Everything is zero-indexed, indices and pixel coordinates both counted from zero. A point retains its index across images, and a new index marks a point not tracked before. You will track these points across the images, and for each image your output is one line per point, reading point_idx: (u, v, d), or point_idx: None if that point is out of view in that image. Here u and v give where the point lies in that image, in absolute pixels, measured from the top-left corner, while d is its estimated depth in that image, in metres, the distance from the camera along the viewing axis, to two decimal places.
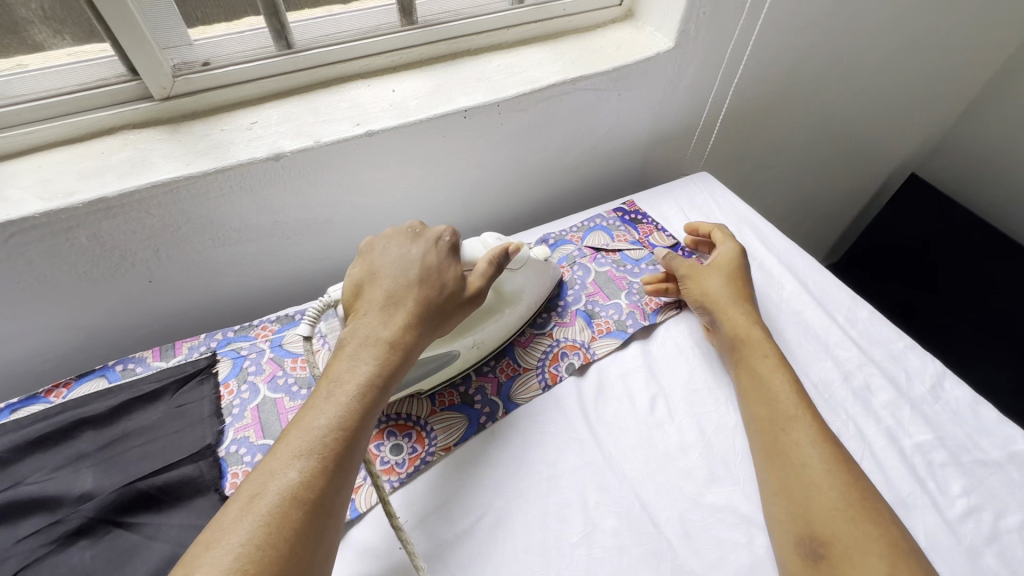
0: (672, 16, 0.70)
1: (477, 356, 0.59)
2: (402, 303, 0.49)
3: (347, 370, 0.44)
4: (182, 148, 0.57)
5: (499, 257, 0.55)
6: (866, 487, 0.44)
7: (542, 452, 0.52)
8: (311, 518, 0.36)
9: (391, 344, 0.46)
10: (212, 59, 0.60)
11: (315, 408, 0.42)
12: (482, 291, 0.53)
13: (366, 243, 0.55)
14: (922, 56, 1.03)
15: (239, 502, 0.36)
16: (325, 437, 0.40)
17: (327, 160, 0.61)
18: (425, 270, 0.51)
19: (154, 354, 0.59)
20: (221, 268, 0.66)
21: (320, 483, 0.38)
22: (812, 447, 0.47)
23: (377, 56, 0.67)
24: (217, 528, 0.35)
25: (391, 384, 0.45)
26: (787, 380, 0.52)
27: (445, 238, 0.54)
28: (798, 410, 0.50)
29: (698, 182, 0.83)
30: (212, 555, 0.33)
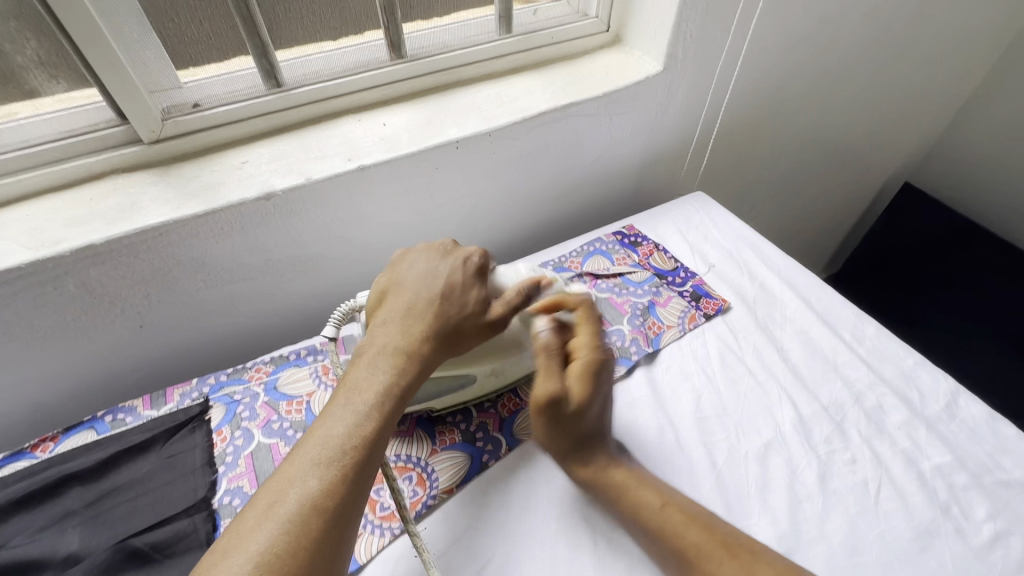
0: (659, 40, 0.71)
1: (496, 383, 0.57)
2: (425, 316, 0.48)
3: (364, 379, 0.43)
4: (172, 190, 0.57)
5: (527, 287, 0.52)
6: None
7: (549, 492, 0.50)
8: (329, 530, 0.36)
9: (410, 355, 0.46)
10: (203, 100, 0.60)
11: (332, 417, 0.41)
12: (507, 318, 0.50)
13: (398, 254, 0.55)
14: (907, 68, 1.04)
15: (258, 510, 0.36)
16: (343, 446, 0.39)
17: (319, 197, 0.60)
18: (451, 284, 0.50)
19: (145, 402, 0.57)
20: (213, 309, 0.64)
21: (338, 493, 0.37)
22: (732, 529, 0.43)
23: (367, 91, 0.67)
24: (236, 535, 0.35)
25: (409, 395, 0.45)
26: (673, 483, 0.46)
27: (474, 259, 0.52)
28: (705, 512, 0.44)
29: (694, 202, 0.83)
30: (229, 562, 0.33)
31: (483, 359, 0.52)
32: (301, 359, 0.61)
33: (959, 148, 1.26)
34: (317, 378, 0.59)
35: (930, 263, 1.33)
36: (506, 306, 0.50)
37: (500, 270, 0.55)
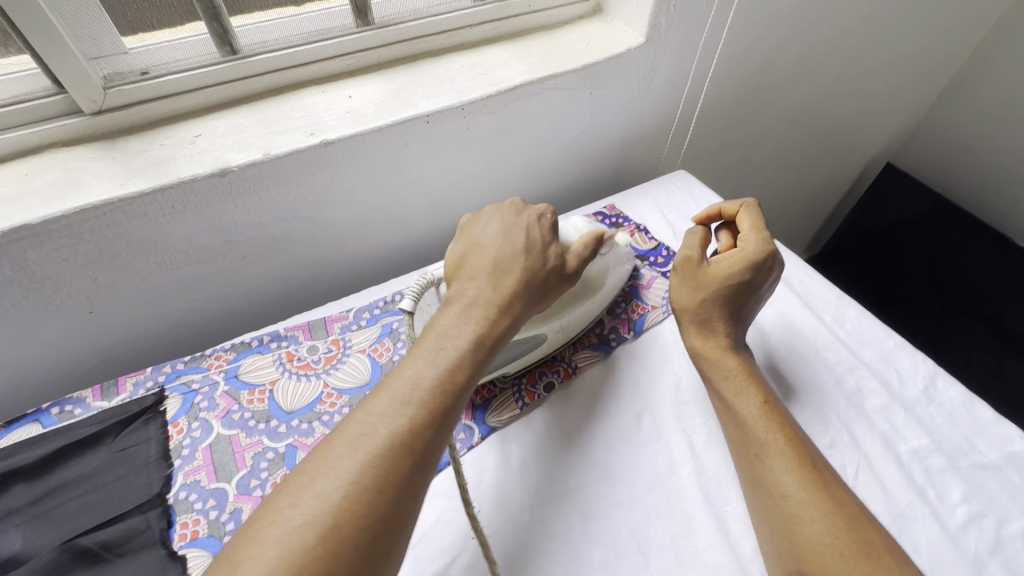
0: (641, 9, 0.67)
1: (560, 340, 0.57)
2: (509, 271, 0.47)
3: (455, 323, 0.43)
4: (117, 166, 0.52)
5: (591, 241, 0.54)
6: (851, 514, 0.40)
7: (523, 481, 0.49)
8: (415, 468, 0.35)
9: (499, 306, 0.45)
10: (152, 68, 0.55)
11: (419, 358, 0.40)
12: (577, 272, 0.52)
13: (468, 216, 0.53)
14: (894, 44, 1.02)
15: (345, 438, 0.35)
16: (432, 390, 0.38)
17: (278, 174, 0.56)
18: (532, 243, 0.49)
19: (95, 393, 0.53)
20: (170, 293, 0.61)
21: (426, 434, 0.36)
22: (788, 475, 0.43)
23: (332, 60, 0.63)
24: (325, 461, 0.34)
25: (497, 346, 0.44)
26: (756, 405, 0.48)
27: (548, 217, 0.52)
28: (769, 434, 0.46)
29: (676, 181, 0.81)
30: (321, 487, 0.32)
31: (554, 313, 0.54)
32: (264, 346, 0.58)
33: (942, 128, 1.26)
34: (281, 365, 0.56)
35: (911, 244, 1.34)
36: (579, 261, 0.52)
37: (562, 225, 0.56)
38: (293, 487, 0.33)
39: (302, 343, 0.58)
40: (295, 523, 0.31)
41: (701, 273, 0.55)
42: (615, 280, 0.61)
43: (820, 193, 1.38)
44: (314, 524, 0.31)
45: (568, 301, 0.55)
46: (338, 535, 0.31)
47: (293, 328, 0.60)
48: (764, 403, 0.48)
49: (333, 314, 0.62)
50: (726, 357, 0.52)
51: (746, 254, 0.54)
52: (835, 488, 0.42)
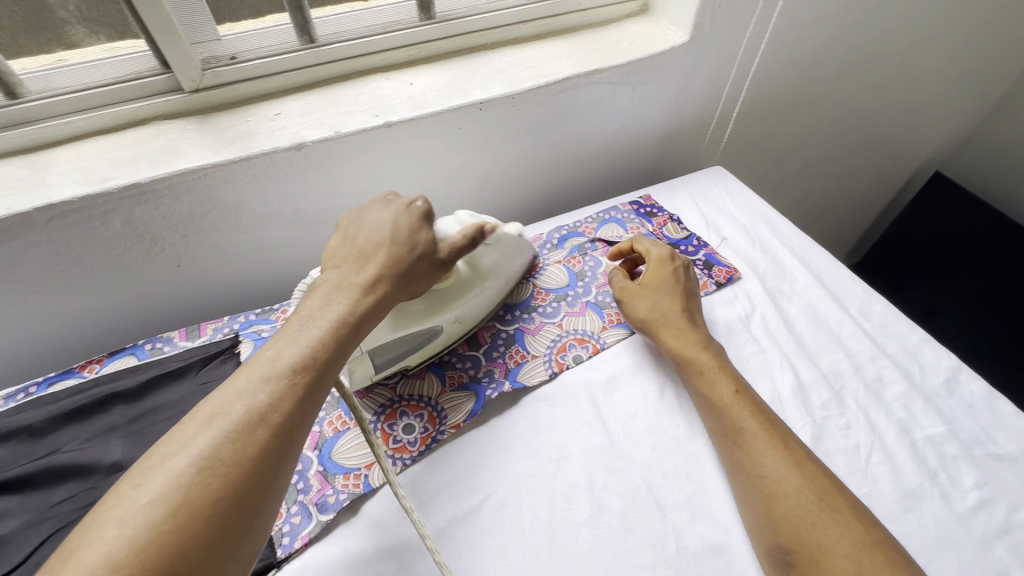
0: (687, 10, 0.71)
1: (460, 329, 0.61)
2: (374, 261, 0.49)
3: (319, 307, 0.45)
4: (210, 138, 0.60)
5: (472, 232, 0.55)
6: (826, 486, 0.44)
7: (551, 435, 0.53)
8: (273, 439, 0.37)
9: (364, 292, 0.47)
10: (239, 53, 0.62)
11: (280, 341, 0.42)
12: (453, 258, 0.54)
13: (343, 215, 0.54)
14: (945, 51, 1.02)
15: (201, 418, 0.36)
16: (292, 365, 0.40)
17: (346, 151, 0.63)
18: (398, 232, 0.51)
19: (181, 334, 0.61)
20: (245, 254, 0.68)
21: (288, 405, 0.38)
22: (764, 457, 0.46)
23: (396, 50, 0.69)
24: (177, 441, 0.35)
25: (362, 329, 0.46)
26: (728, 391, 0.51)
27: (418, 204, 0.54)
28: (744, 418, 0.49)
29: (712, 176, 0.83)
30: (168, 467, 0.33)
31: (443, 305, 0.56)
32: None
33: (995, 138, 1.23)
34: None
35: (958, 255, 1.32)
36: (452, 248, 0.53)
37: (439, 220, 0.57)
38: (139, 472, 0.34)
39: None
40: (142, 503, 0.32)
41: (638, 291, 0.62)
42: (510, 269, 0.64)
43: (862, 199, 1.37)
44: (163, 500, 0.32)
45: (460, 290, 0.58)
46: (198, 509, 0.32)
47: None
48: (704, 372, 0.53)
49: None
50: (702, 354, 0.55)
51: (659, 254, 0.64)
52: (809, 464, 0.46)
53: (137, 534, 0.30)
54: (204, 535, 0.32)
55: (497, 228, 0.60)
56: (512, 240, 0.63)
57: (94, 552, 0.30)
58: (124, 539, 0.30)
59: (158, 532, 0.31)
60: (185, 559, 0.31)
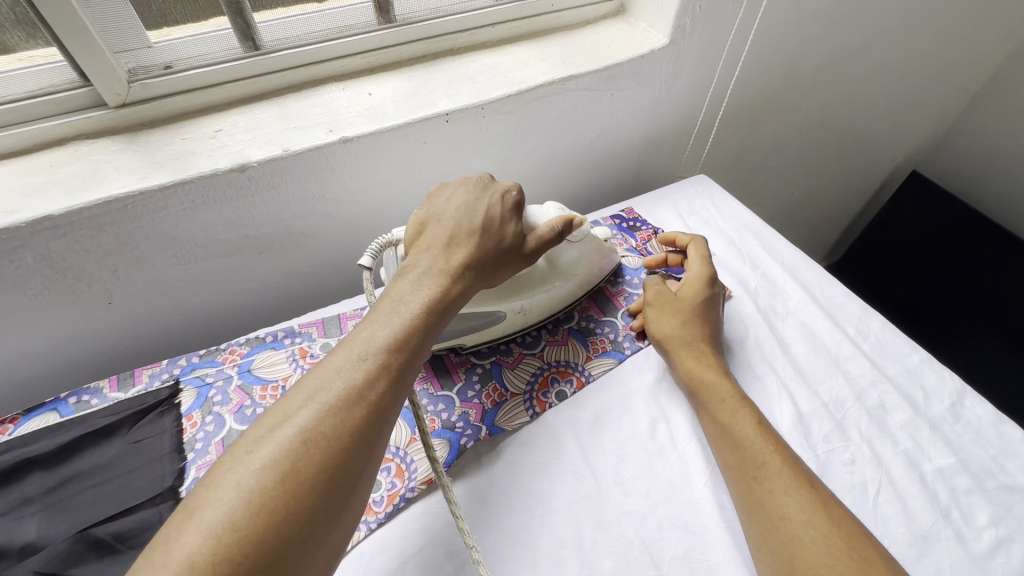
0: (666, 10, 0.66)
1: (521, 321, 0.58)
2: (466, 240, 0.48)
3: (409, 288, 0.44)
4: (139, 159, 0.53)
5: (560, 226, 0.54)
6: (855, 534, 0.39)
7: (534, 486, 0.48)
8: (374, 415, 0.36)
9: (451, 273, 0.46)
10: (176, 62, 0.55)
11: (375, 316, 0.41)
12: (536, 251, 0.52)
13: (434, 186, 0.54)
14: (924, 50, 1.00)
15: (306, 392, 0.36)
16: (390, 344, 0.39)
17: (297, 171, 0.56)
18: (492, 216, 0.50)
19: (112, 384, 0.54)
20: (187, 286, 0.61)
21: (384, 384, 0.37)
22: (787, 497, 0.42)
23: (352, 57, 0.63)
24: (285, 410, 0.35)
25: (451, 310, 0.45)
26: (751, 422, 0.47)
27: (512, 194, 0.53)
28: (767, 454, 0.45)
29: (696, 186, 0.79)
30: (279, 434, 0.33)
31: (514, 292, 0.54)
32: (278, 342, 0.58)
33: (972, 137, 1.22)
34: (294, 361, 0.56)
35: (934, 254, 1.31)
36: (540, 239, 0.52)
37: (535, 207, 0.56)
38: (252, 437, 0.34)
39: (315, 340, 0.58)
40: (252, 469, 0.31)
41: (670, 300, 0.58)
42: (588, 273, 0.61)
43: (841, 200, 1.36)
44: (273, 466, 0.32)
45: (534, 282, 0.55)
46: (301, 480, 0.32)
47: (307, 325, 0.60)
48: (728, 399, 0.49)
49: (347, 311, 0.62)
50: (721, 380, 0.51)
51: (699, 275, 0.59)
52: (835, 508, 0.41)
53: (249, 501, 0.30)
54: (305, 510, 0.31)
55: (584, 227, 0.58)
56: (599, 243, 0.61)
57: (209, 515, 0.29)
58: (241, 500, 0.30)
59: (266, 500, 0.30)
60: (284, 536, 0.30)
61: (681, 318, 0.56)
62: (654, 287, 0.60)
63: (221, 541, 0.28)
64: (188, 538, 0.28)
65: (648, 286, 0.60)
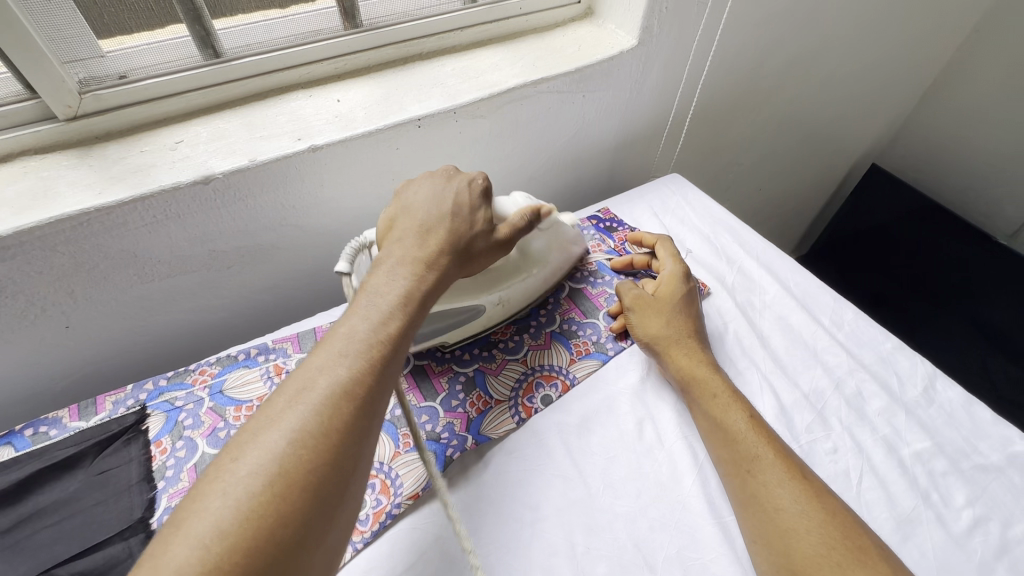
0: (634, 12, 0.67)
1: (501, 313, 0.59)
2: (436, 230, 0.47)
3: (386, 281, 0.42)
4: (94, 174, 0.50)
5: (530, 214, 0.54)
6: (848, 523, 0.40)
7: (523, 494, 0.47)
8: (358, 413, 0.35)
9: (430, 265, 0.45)
10: (131, 71, 0.53)
11: (353, 313, 0.40)
12: (510, 239, 0.52)
13: (402, 181, 0.53)
14: (879, 47, 1.04)
15: (287, 394, 0.35)
16: (369, 339, 0.38)
17: (265, 181, 0.54)
18: (461, 206, 0.50)
19: (72, 413, 0.51)
20: (152, 305, 0.58)
21: (367, 381, 0.36)
22: (780, 489, 0.42)
23: (318, 63, 0.61)
24: (267, 414, 0.34)
25: (429, 303, 0.44)
26: (742, 418, 0.47)
27: (479, 181, 0.52)
28: (759, 447, 0.45)
29: (670, 185, 0.80)
30: (264, 440, 0.32)
31: (491, 285, 0.55)
32: (251, 360, 0.56)
33: (926, 130, 1.28)
34: (268, 379, 0.54)
35: (896, 243, 1.35)
36: (511, 230, 0.52)
37: (502, 198, 0.56)
38: (236, 445, 0.32)
39: (291, 356, 0.56)
40: (240, 474, 0.31)
41: (651, 302, 0.58)
42: (559, 260, 0.62)
43: (807, 195, 1.40)
44: (259, 471, 0.31)
45: (510, 272, 0.57)
46: (289, 479, 0.31)
47: (281, 341, 0.58)
48: (717, 394, 0.50)
49: (323, 324, 0.60)
50: (710, 376, 0.51)
51: (672, 274, 0.60)
52: (827, 497, 0.41)
53: (237, 509, 0.29)
54: (298, 507, 0.30)
55: (553, 216, 0.58)
56: (564, 227, 0.62)
57: (196, 525, 0.29)
58: (228, 509, 0.29)
59: (256, 504, 0.29)
60: (281, 535, 0.29)
61: (668, 317, 0.56)
62: (634, 292, 0.60)
63: (212, 549, 0.28)
64: (177, 549, 0.28)
65: (625, 290, 0.61)
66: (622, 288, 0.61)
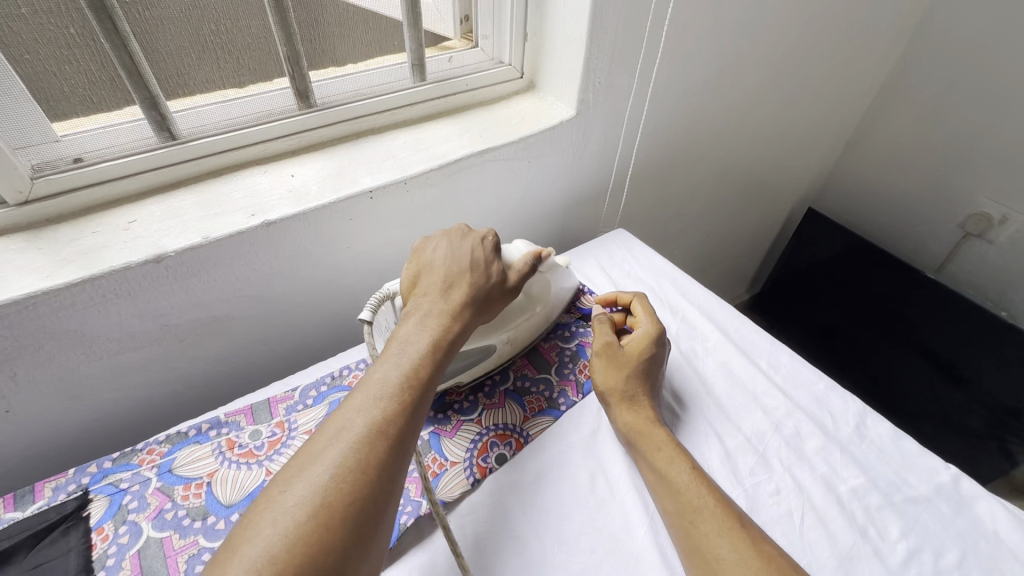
0: (571, 86, 0.73)
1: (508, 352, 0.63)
2: (458, 285, 0.52)
3: (413, 332, 0.47)
4: (43, 257, 0.50)
5: (532, 259, 0.60)
6: (784, 567, 0.41)
7: (479, 559, 0.47)
8: (393, 451, 0.39)
9: (452, 316, 0.49)
10: (86, 154, 0.55)
11: (384, 362, 0.44)
12: (518, 288, 0.57)
13: (418, 241, 0.57)
14: (798, 107, 1.15)
15: (328, 434, 0.39)
16: (400, 385, 0.42)
17: (218, 256, 0.56)
18: (479, 263, 0.54)
19: (7, 503, 0.49)
20: (99, 383, 0.57)
21: (399, 422, 0.40)
22: (720, 539, 0.43)
23: (272, 141, 0.64)
24: (312, 451, 0.38)
25: (452, 350, 0.48)
26: (687, 469, 0.49)
27: (490, 239, 0.57)
28: (702, 498, 0.47)
29: (616, 239, 0.85)
30: (310, 473, 0.36)
31: (499, 326, 0.59)
32: (202, 436, 0.55)
33: (850, 177, 1.40)
34: (220, 455, 0.53)
35: (839, 279, 1.43)
36: (519, 275, 0.58)
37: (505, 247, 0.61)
38: (285, 478, 0.36)
39: (244, 429, 0.56)
40: (291, 503, 0.34)
41: (617, 355, 0.59)
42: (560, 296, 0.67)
43: (752, 239, 1.49)
44: (306, 502, 0.34)
45: (516, 313, 0.61)
46: (329, 511, 0.34)
47: (235, 414, 0.57)
48: (663, 449, 0.51)
49: (278, 394, 0.60)
50: (656, 428, 0.53)
51: (647, 333, 0.61)
52: (764, 544, 0.43)
53: (286, 536, 0.33)
54: (338, 538, 0.34)
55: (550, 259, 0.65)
56: (559, 269, 0.67)
57: (251, 551, 0.32)
58: (279, 536, 0.33)
59: (304, 530, 0.33)
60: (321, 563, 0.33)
61: (627, 374, 0.58)
62: (605, 340, 0.61)
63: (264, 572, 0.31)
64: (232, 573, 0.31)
65: (598, 337, 0.62)
66: (596, 332, 0.63)
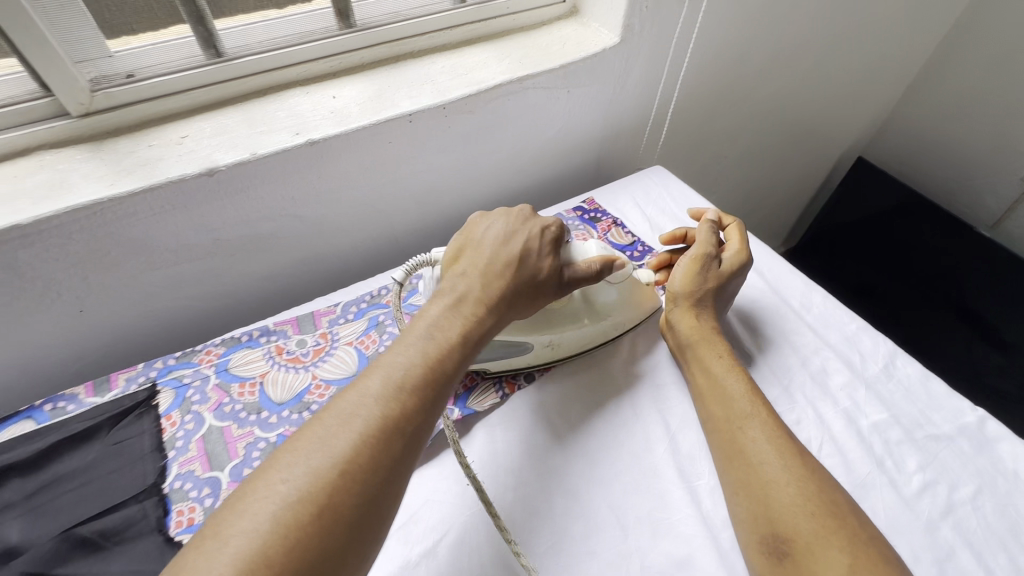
0: (615, 11, 0.70)
1: (548, 356, 0.58)
2: (501, 274, 0.49)
3: (445, 319, 0.44)
4: (105, 166, 0.53)
5: (599, 264, 0.55)
6: (822, 477, 0.44)
7: (507, 462, 0.51)
8: (400, 456, 0.37)
9: (487, 305, 0.47)
10: (137, 71, 0.56)
11: (407, 347, 0.42)
12: (571, 284, 0.54)
13: (477, 215, 0.55)
14: (860, 43, 1.07)
15: (337, 421, 0.36)
16: (421, 378, 0.40)
17: (265, 173, 0.58)
18: (530, 250, 0.51)
19: (87, 389, 0.54)
20: (159, 291, 0.62)
21: (414, 423, 0.38)
22: (765, 446, 0.46)
23: (315, 62, 0.64)
24: (316, 439, 0.36)
25: (481, 342, 0.46)
26: (742, 381, 0.51)
27: (552, 231, 0.53)
28: (752, 408, 0.49)
29: (652, 176, 0.84)
30: (313, 465, 0.34)
31: (545, 327, 0.55)
32: (253, 341, 0.59)
33: (908, 124, 1.31)
34: (270, 358, 0.58)
35: (883, 232, 1.37)
36: (574, 275, 0.54)
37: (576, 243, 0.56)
38: (283, 465, 0.34)
39: (291, 337, 0.60)
40: (289, 496, 0.33)
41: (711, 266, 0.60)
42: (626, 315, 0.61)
43: (794, 188, 1.43)
44: (308, 499, 0.33)
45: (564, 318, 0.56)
46: (328, 512, 0.33)
47: (282, 323, 0.61)
48: (723, 356, 0.54)
49: (320, 308, 0.63)
50: (719, 344, 0.55)
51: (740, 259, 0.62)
52: (808, 457, 0.45)
53: (281, 532, 0.31)
54: (338, 539, 0.33)
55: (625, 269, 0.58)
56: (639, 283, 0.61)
57: (242, 544, 0.31)
58: (274, 532, 0.31)
59: (303, 528, 0.32)
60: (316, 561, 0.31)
61: (708, 284, 0.59)
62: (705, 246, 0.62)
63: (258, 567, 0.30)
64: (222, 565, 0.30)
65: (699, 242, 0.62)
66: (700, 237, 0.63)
